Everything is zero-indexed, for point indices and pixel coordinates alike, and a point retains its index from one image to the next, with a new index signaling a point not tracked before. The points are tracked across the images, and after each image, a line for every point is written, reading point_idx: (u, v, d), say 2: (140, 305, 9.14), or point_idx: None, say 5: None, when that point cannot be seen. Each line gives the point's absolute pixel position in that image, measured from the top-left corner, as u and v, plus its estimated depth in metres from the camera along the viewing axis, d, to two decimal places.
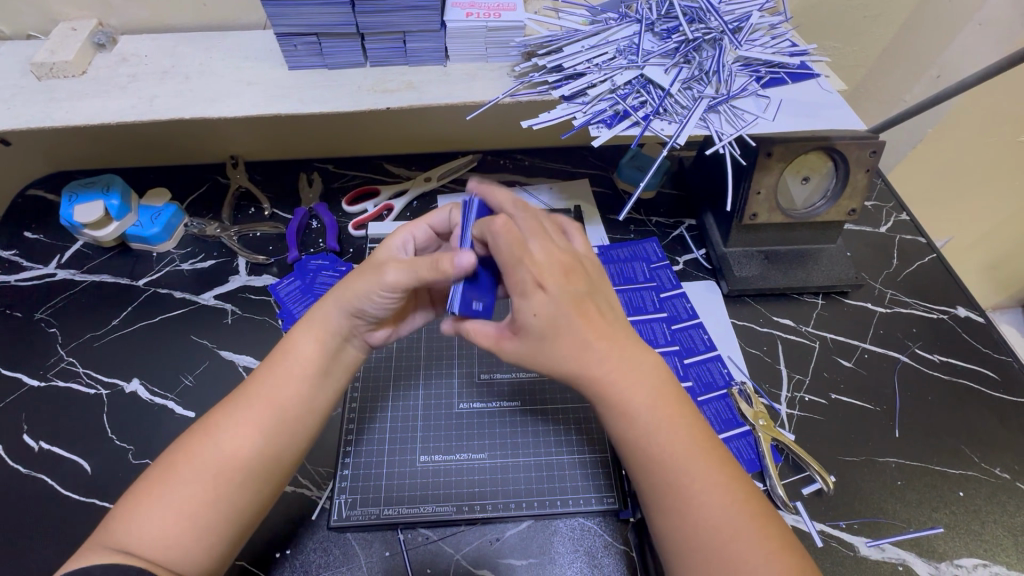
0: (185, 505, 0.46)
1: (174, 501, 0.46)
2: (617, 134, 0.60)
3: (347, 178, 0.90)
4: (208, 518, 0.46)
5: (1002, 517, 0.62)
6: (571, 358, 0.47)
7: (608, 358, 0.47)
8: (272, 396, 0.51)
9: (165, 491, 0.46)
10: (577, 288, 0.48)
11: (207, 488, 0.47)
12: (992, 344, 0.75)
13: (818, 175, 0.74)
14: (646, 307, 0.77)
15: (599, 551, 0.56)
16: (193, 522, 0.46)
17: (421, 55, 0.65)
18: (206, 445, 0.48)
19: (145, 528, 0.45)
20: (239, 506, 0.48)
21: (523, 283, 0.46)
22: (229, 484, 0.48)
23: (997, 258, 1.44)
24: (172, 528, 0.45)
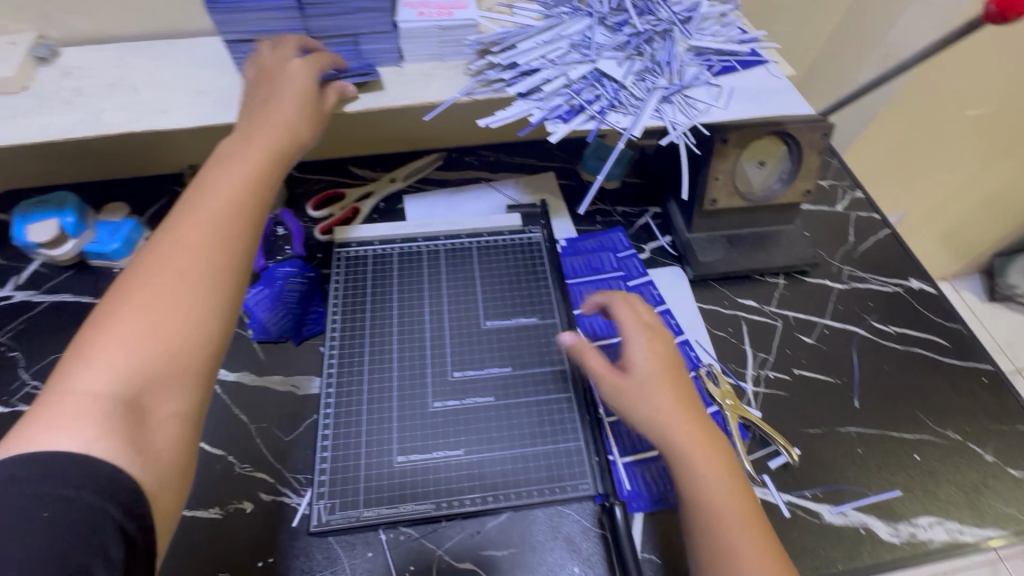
0: (152, 325, 0.42)
1: (126, 338, 0.41)
2: (573, 129, 0.61)
3: (312, 183, 0.89)
4: (168, 351, 0.42)
5: (954, 476, 0.65)
6: (662, 411, 0.54)
7: (698, 427, 0.54)
8: (206, 220, 0.48)
9: (111, 338, 0.41)
10: (683, 375, 0.58)
11: (155, 318, 0.42)
12: (943, 313, 0.78)
13: (772, 159, 0.77)
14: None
15: (577, 536, 0.59)
16: (152, 357, 0.42)
17: (375, 57, 0.65)
18: (156, 266, 0.45)
19: (112, 357, 0.40)
20: (200, 337, 0.44)
21: (637, 339, 0.58)
22: (184, 312, 0.44)
23: (952, 227, 1.50)
24: (132, 367, 0.41)
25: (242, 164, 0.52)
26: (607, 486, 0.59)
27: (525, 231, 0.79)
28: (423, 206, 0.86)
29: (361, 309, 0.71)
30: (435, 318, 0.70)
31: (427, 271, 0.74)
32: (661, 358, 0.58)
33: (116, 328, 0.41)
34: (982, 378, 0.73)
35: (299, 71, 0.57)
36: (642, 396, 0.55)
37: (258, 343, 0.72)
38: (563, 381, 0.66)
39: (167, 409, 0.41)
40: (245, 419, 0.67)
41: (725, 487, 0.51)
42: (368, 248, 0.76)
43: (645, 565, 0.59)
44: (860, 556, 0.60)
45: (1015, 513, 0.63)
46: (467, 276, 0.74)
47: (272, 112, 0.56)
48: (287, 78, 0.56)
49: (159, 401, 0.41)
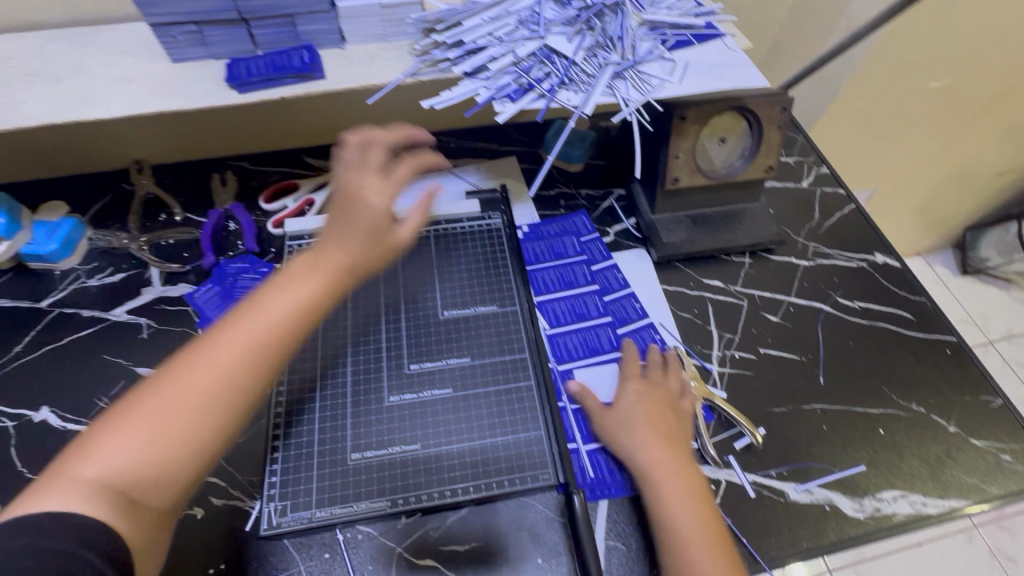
0: (149, 429, 0.42)
1: (139, 433, 0.42)
2: (522, 108, 0.58)
3: (264, 175, 0.85)
4: (171, 456, 0.43)
5: (918, 449, 0.65)
6: (641, 445, 0.60)
7: (670, 458, 0.59)
8: (241, 337, 0.45)
9: (127, 428, 0.42)
10: (671, 412, 0.63)
11: (166, 423, 0.43)
12: (907, 286, 0.78)
13: (734, 135, 0.76)
14: (578, 281, 0.76)
15: (540, 526, 0.58)
16: (155, 459, 0.42)
17: (314, 38, 0.62)
18: (180, 373, 0.44)
19: (112, 453, 0.41)
20: (205, 448, 0.44)
21: (627, 378, 0.65)
22: (196, 424, 0.44)
23: (923, 201, 1.51)
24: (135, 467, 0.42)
25: (307, 282, 0.48)
26: (566, 475, 0.58)
27: (484, 218, 0.77)
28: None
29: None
30: (391, 311, 0.68)
31: (383, 262, 0.72)
32: (646, 397, 0.63)
33: (132, 422, 0.42)
34: (946, 350, 0.73)
35: (384, 193, 0.52)
36: (625, 432, 0.61)
37: None
38: (523, 369, 0.65)
39: (153, 509, 0.42)
40: None
41: (697, 516, 0.55)
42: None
43: (611, 552, 0.58)
44: (825, 533, 0.60)
45: (978, 483, 0.63)
46: (423, 266, 0.72)
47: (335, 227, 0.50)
48: (371, 203, 0.51)
49: (147, 496, 0.42)
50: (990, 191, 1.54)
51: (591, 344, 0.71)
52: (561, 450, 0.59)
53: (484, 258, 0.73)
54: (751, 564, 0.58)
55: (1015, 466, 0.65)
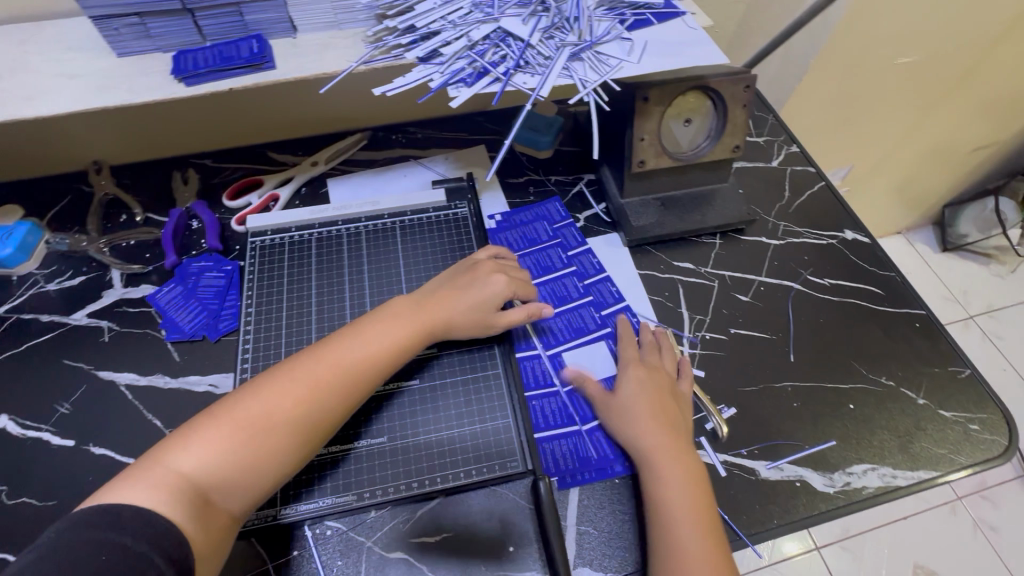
0: (227, 443, 0.50)
1: (230, 441, 0.50)
2: (477, 92, 0.57)
3: (227, 171, 0.84)
4: (257, 467, 0.50)
5: (887, 423, 0.65)
6: (641, 428, 0.59)
7: (670, 442, 0.58)
8: (317, 372, 0.54)
9: (225, 435, 0.50)
10: (669, 396, 0.62)
11: (258, 437, 0.50)
12: (877, 262, 0.78)
13: (699, 116, 0.74)
14: (555, 265, 0.76)
15: (510, 515, 0.57)
16: (239, 466, 0.49)
17: (264, 28, 0.60)
18: (262, 397, 0.52)
19: (195, 459, 0.48)
20: (283, 467, 0.51)
21: (629, 363, 0.65)
22: (281, 444, 0.51)
23: (900, 180, 1.51)
24: (225, 471, 0.49)
25: (384, 338, 0.58)
26: (533, 461, 0.58)
27: (450, 207, 0.77)
28: (349, 187, 0.82)
29: (278, 299, 0.68)
30: (357, 305, 0.68)
31: (348, 256, 0.72)
32: (644, 380, 0.63)
33: (227, 429, 0.50)
34: (915, 324, 0.73)
35: (497, 286, 0.64)
36: (623, 410, 0.61)
37: (170, 344, 0.68)
38: (490, 359, 0.65)
39: (224, 513, 0.49)
40: (159, 424, 0.63)
41: (680, 489, 0.55)
42: (284, 235, 0.73)
43: (584, 537, 0.57)
44: (795, 509, 0.60)
45: (947, 454, 0.64)
46: (389, 259, 0.72)
47: (442, 294, 0.63)
48: (478, 286, 0.64)
49: (220, 502, 0.49)
50: (965, 167, 1.55)
51: (574, 326, 0.70)
52: (527, 437, 0.60)
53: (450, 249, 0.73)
54: None
55: (983, 435, 0.65)
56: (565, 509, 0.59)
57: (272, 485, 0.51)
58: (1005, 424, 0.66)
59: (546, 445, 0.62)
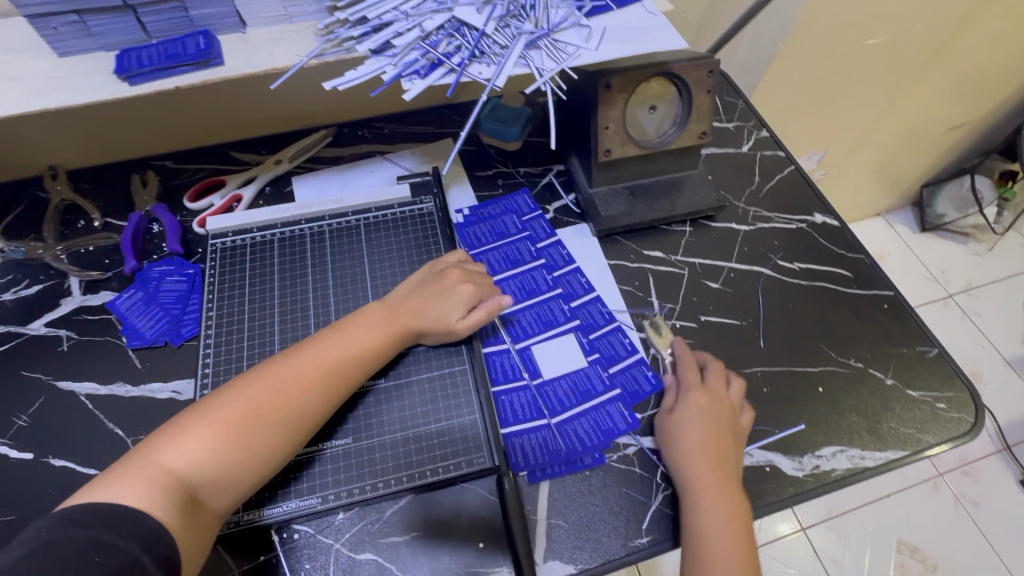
0: (212, 440, 0.49)
1: (218, 440, 0.50)
2: (431, 84, 0.56)
3: (189, 172, 0.82)
4: (243, 467, 0.50)
5: (856, 405, 0.66)
6: (692, 460, 0.58)
7: (718, 479, 0.57)
8: (299, 368, 0.55)
9: (212, 433, 0.50)
10: (724, 428, 0.60)
11: (245, 436, 0.50)
12: (846, 244, 0.78)
13: (664, 102, 0.73)
14: (523, 258, 0.75)
15: (479, 510, 0.57)
16: (225, 463, 0.49)
17: (211, 23, 0.58)
18: (245, 394, 0.52)
19: (181, 455, 0.48)
20: (270, 467, 0.52)
21: (687, 388, 0.62)
22: (267, 441, 0.51)
23: (877, 161, 1.52)
24: (212, 470, 0.49)
25: (363, 336, 0.59)
26: (500, 456, 0.58)
27: (415, 202, 0.77)
28: (313, 186, 0.80)
29: (240, 302, 0.67)
30: (320, 306, 0.67)
31: (311, 255, 0.71)
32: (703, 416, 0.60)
33: (214, 427, 0.50)
34: (884, 305, 0.73)
35: (463, 295, 0.63)
36: (683, 449, 0.59)
37: (131, 351, 0.66)
38: (456, 353, 0.65)
39: (209, 511, 0.49)
40: (121, 433, 0.61)
41: (732, 541, 0.54)
42: (245, 236, 0.72)
43: (553, 530, 0.57)
44: (765, 494, 0.60)
45: (915, 434, 0.64)
46: (352, 257, 0.71)
47: (422, 295, 0.63)
48: (454, 287, 0.64)
49: (205, 500, 0.49)
50: (941, 147, 1.55)
51: (543, 319, 0.70)
52: (495, 432, 0.60)
53: (415, 245, 0.73)
54: None
55: (951, 413, 0.66)
56: (534, 504, 0.58)
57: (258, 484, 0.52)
58: (972, 401, 0.66)
59: (515, 439, 0.61)
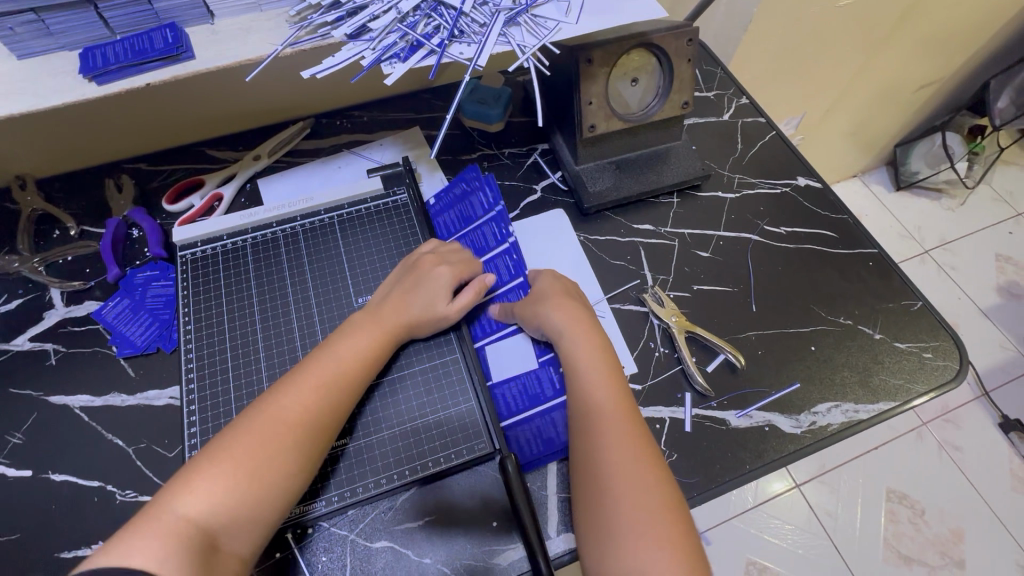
0: (225, 480, 0.48)
1: (230, 479, 0.48)
2: (411, 67, 0.55)
3: (165, 174, 0.79)
4: (260, 500, 0.49)
5: (847, 360, 0.68)
6: (559, 326, 0.61)
7: (588, 342, 0.60)
8: (301, 390, 0.53)
9: (224, 473, 0.48)
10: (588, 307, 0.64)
11: (257, 467, 0.49)
12: (830, 206, 0.80)
13: (645, 74, 0.72)
14: (488, 244, 0.71)
15: (489, 491, 0.58)
16: (244, 502, 0.48)
17: (177, 14, 0.56)
18: (251, 426, 0.51)
19: (196, 503, 0.46)
20: (287, 495, 0.50)
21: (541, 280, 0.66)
22: (280, 471, 0.50)
23: (854, 123, 1.54)
24: (230, 510, 0.47)
25: (359, 347, 0.58)
26: (500, 441, 0.59)
27: (388, 194, 0.75)
28: (282, 187, 0.78)
29: (218, 313, 0.66)
30: (302, 310, 0.66)
31: (287, 259, 0.70)
32: (560, 295, 0.64)
33: (225, 466, 0.48)
34: (869, 263, 0.75)
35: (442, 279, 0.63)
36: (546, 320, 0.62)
37: (122, 361, 0.65)
38: (446, 344, 0.65)
39: (234, 556, 0.47)
40: (121, 443, 0.61)
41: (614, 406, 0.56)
42: (215, 244, 0.70)
43: (564, 504, 0.58)
44: (765, 453, 0.62)
45: (904, 384, 0.66)
46: (330, 255, 0.70)
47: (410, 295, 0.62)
48: (433, 273, 0.63)
49: (229, 544, 0.47)
50: (914, 105, 1.58)
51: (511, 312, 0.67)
52: (492, 418, 0.60)
53: (393, 238, 0.72)
54: (698, 493, 0.60)
55: (936, 362, 0.68)
56: (543, 480, 0.59)
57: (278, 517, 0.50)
58: (957, 349, 0.69)
59: (513, 421, 0.62)
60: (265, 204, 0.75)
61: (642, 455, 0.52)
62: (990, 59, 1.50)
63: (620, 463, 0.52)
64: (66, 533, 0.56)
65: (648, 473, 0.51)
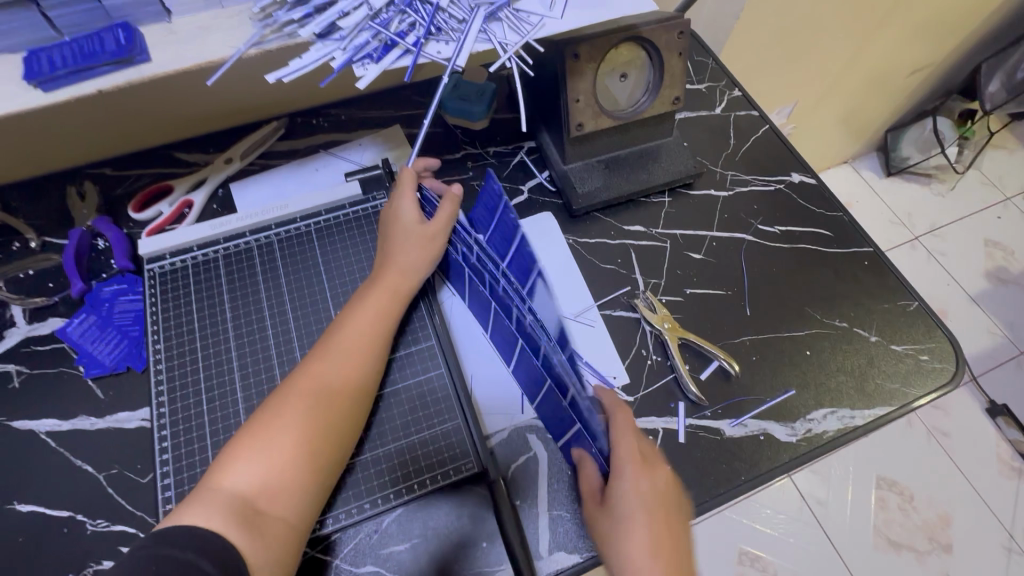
0: (268, 451, 0.49)
1: (270, 449, 0.49)
2: (385, 69, 0.51)
3: (131, 180, 0.75)
4: (301, 461, 0.50)
5: (843, 364, 0.66)
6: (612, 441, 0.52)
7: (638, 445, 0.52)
8: (328, 353, 0.55)
9: (263, 444, 0.49)
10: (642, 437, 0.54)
11: (291, 431, 0.50)
12: (824, 202, 0.78)
13: (634, 69, 0.69)
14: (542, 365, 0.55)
15: (478, 511, 0.56)
16: (283, 468, 0.49)
17: (130, 13, 0.51)
18: (284, 395, 0.53)
19: (241, 475, 0.48)
20: (323, 453, 0.51)
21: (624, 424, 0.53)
22: (315, 429, 0.51)
23: (847, 109, 1.51)
24: (273, 479, 0.48)
25: (376, 307, 0.59)
26: (488, 460, 0.57)
27: (368, 199, 0.72)
28: (256, 192, 0.74)
29: (189, 330, 0.63)
30: (279, 325, 0.64)
31: (262, 270, 0.66)
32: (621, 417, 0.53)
33: (264, 439, 0.50)
34: (865, 262, 0.73)
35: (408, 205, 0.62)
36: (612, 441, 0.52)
37: (90, 381, 0.62)
38: (432, 360, 0.63)
39: (279, 519, 0.47)
40: (91, 469, 0.58)
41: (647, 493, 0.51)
42: (185, 256, 0.67)
43: (555, 522, 0.56)
44: (760, 463, 0.61)
45: (900, 388, 0.65)
46: (307, 265, 0.67)
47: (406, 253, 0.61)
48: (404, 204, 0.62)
49: (275, 510, 0.48)
50: (905, 91, 1.55)
51: (505, 339, 0.60)
52: (480, 436, 0.58)
53: (373, 246, 0.69)
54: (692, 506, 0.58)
55: (933, 364, 0.67)
56: (535, 498, 0.58)
57: (323, 484, 0.51)
58: (953, 351, 0.67)
59: (503, 438, 0.61)
60: (238, 212, 0.71)
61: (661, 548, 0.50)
62: (983, 43, 1.48)
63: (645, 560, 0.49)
64: (35, 566, 0.54)
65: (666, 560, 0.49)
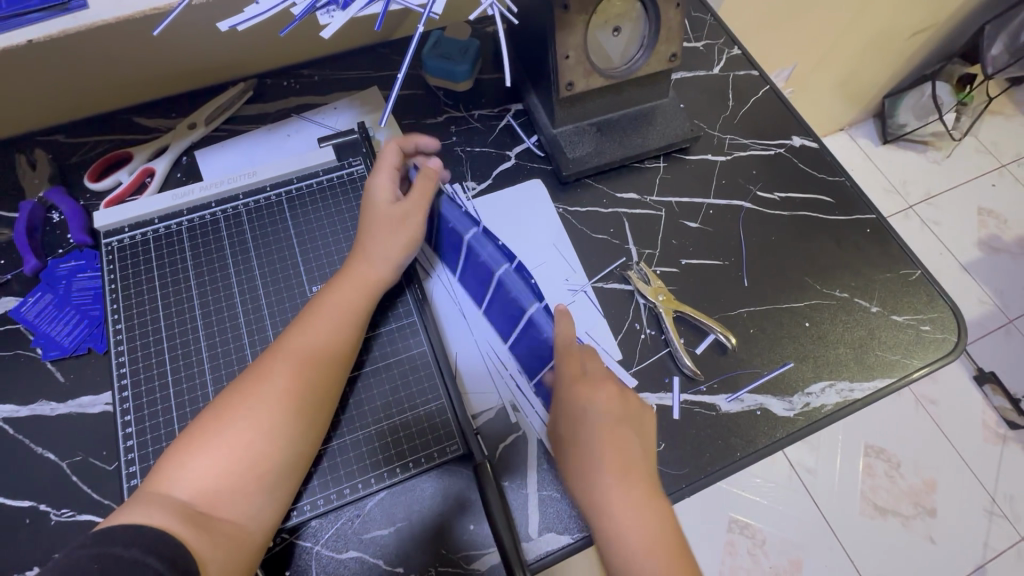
0: (218, 447, 0.47)
1: (223, 447, 0.47)
2: (353, 16, 0.46)
3: (87, 146, 0.69)
4: (257, 455, 0.48)
5: (843, 336, 0.64)
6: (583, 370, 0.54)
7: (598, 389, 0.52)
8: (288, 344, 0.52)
9: (206, 446, 0.47)
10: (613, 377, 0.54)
11: (244, 427, 0.48)
12: (826, 167, 0.74)
13: (628, 22, 0.63)
14: (545, 351, 0.56)
15: (461, 493, 0.54)
16: (235, 463, 0.47)
17: None
18: (243, 387, 0.50)
19: (190, 473, 0.46)
20: (281, 446, 0.49)
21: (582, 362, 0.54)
22: (269, 423, 0.49)
23: (846, 73, 1.45)
24: (218, 479, 0.46)
25: (341, 291, 0.56)
26: (472, 441, 0.54)
27: (343, 166, 0.67)
28: (222, 160, 0.69)
29: (151, 311, 0.59)
30: (250, 304, 0.60)
31: (230, 244, 0.62)
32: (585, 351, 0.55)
33: (213, 435, 0.47)
34: (866, 230, 0.70)
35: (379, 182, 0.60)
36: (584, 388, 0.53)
37: (48, 365, 0.58)
38: (415, 337, 0.60)
39: (231, 515, 0.46)
40: (53, 457, 0.54)
41: (600, 420, 0.51)
42: (147, 229, 0.62)
43: (545, 503, 0.54)
44: (756, 439, 0.59)
45: (901, 359, 0.63)
46: (278, 238, 0.63)
47: (374, 240, 0.58)
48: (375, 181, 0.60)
49: (226, 507, 0.46)
50: (906, 53, 1.49)
51: (507, 312, 0.58)
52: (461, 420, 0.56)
53: (350, 219, 0.64)
54: (687, 484, 0.57)
55: (935, 335, 0.64)
56: (524, 479, 0.55)
57: (286, 476, 0.49)
58: (954, 320, 0.65)
59: (488, 417, 0.58)
60: (203, 181, 0.66)
61: (627, 483, 0.50)
62: (985, 3, 1.42)
63: (606, 487, 0.50)
64: None
65: (630, 496, 0.49)
